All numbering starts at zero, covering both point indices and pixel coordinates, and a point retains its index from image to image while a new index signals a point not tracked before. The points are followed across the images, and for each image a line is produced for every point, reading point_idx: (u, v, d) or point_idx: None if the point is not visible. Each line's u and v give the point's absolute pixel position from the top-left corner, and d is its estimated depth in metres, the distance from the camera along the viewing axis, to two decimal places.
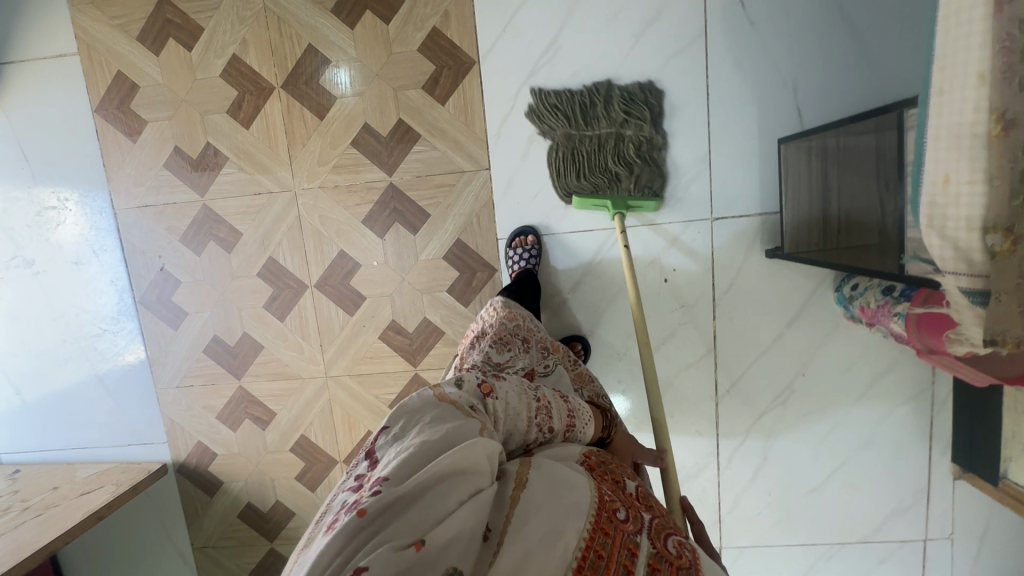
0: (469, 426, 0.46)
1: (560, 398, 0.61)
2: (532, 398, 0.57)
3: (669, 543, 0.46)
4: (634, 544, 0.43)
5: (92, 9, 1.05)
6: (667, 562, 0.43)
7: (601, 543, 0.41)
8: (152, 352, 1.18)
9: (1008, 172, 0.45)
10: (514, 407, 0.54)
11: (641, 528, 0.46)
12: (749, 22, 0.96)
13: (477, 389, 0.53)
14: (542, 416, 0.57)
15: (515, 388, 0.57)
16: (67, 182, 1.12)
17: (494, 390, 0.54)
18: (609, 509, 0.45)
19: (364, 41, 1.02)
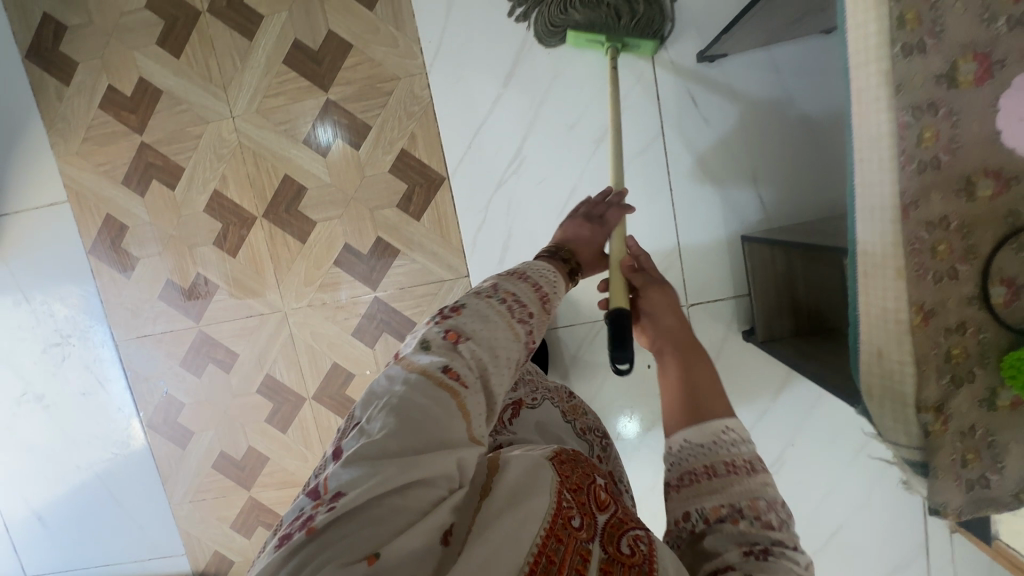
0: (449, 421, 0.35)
1: (533, 293, 0.46)
2: (498, 306, 0.43)
3: (623, 541, 0.37)
4: (589, 550, 0.35)
5: (78, 159, 1.10)
6: (620, 564, 0.35)
7: (553, 550, 0.33)
8: (164, 471, 1.22)
9: (932, 357, 0.48)
10: (490, 333, 0.40)
11: (594, 534, 0.36)
12: (704, 120, 1.00)
13: (444, 343, 0.38)
14: (518, 321, 0.43)
15: (479, 307, 0.41)
16: (69, 319, 1.17)
17: (465, 334, 0.39)
18: (560, 515, 0.35)
19: (337, 167, 1.06)
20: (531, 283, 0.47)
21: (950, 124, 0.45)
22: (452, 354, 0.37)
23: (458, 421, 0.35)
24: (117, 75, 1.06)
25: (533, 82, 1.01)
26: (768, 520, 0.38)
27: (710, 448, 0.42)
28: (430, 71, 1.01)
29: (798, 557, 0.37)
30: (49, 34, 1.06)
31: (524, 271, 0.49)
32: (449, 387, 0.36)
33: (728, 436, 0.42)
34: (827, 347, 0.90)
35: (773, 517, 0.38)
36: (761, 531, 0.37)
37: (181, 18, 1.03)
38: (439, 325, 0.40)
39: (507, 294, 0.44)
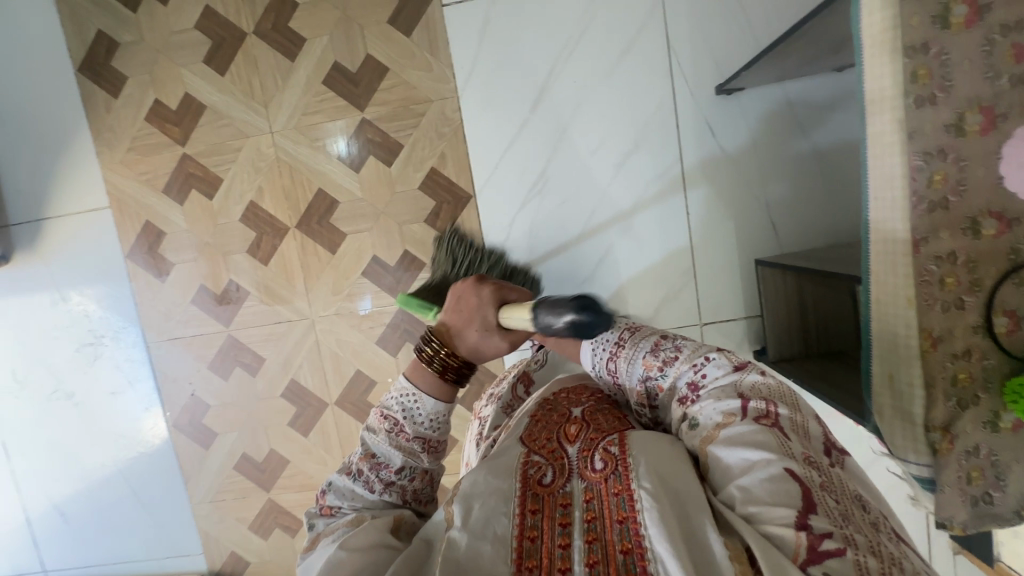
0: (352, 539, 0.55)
1: (391, 441, 0.60)
2: (355, 481, 0.60)
3: (595, 459, 0.53)
4: (566, 497, 0.51)
5: (122, 167, 1.15)
6: (595, 487, 0.51)
7: (532, 524, 0.48)
8: (187, 470, 1.26)
9: (939, 380, 0.52)
10: (355, 499, 0.60)
11: (569, 475, 0.53)
12: (720, 148, 1.05)
13: (326, 517, 0.60)
14: (373, 482, 0.60)
15: (345, 485, 0.61)
16: (103, 320, 1.22)
17: (337, 506, 0.60)
18: (533, 482, 0.52)
19: (369, 183, 1.11)
20: (388, 433, 0.61)
21: (958, 169, 0.50)
22: (333, 518, 0.59)
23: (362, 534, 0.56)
24: (164, 89, 1.12)
25: (559, 108, 1.06)
26: (666, 362, 0.61)
27: (604, 351, 0.67)
28: (461, 94, 1.07)
29: (715, 365, 0.57)
30: (101, 49, 1.11)
31: (382, 416, 0.61)
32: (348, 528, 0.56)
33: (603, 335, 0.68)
34: (839, 369, 0.94)
35: (670, 355, 0.61)
36: (671, 374, 0.60)
37: (227, 38, 1.09)
38: (320, 504, 0.61)
39: (362, 462, 0.60)
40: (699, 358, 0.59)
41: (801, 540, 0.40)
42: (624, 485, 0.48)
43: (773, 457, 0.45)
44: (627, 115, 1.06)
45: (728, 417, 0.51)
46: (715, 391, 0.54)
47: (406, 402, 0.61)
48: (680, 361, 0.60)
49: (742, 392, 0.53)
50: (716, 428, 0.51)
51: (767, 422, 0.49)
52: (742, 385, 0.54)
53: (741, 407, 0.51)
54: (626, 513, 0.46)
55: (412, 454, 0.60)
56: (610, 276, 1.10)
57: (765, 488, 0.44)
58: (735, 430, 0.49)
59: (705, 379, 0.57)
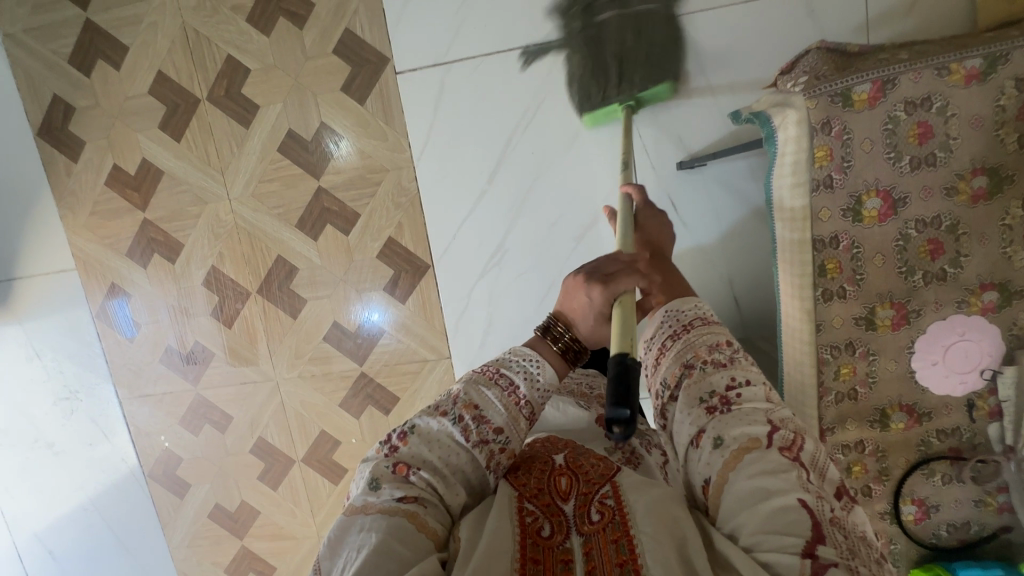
0: (407, 538, 0.47)
1: (500, 400, 0.56)
2: (450, 425, 0.54)
3: (592, 511, 0.49)
4: (567, 552, 0.47)
5: (85, 231, 1.16)
6: (596, 536, 0.48)
7: (533, 572, 0.45)
8: (163, 517, 1.30)
9: None
10: (439, 451, 0.54)
11: (568, 531, 0.49)
12: (682, 223, 1.02)
13: (393, 475, 0.52)
14: (471, 435, 0.54)
15: (433, 426, 0.55)
16: (77, 375, 1.24)
17: (412, 465, 0.52)
18: (531, 532, 0.48)
19: (327, 250, 1.10)
20: (501, 391, 0.56)
21: None
22: (401, 484, 0.51)
23: (417, 538, 0.48)
24: (122, 154, 1.11)
25: (519, 178, 1.03)
26: (714, 360, 0.56)
27: (666, 329, 0.63)
28: (417, 164, 1.04)
29: (753, 388, 0.53)
30: (58, 114, 1.10)
31: (497, 372, 0.58)
32: (405, 509, 0.49)
33: (674, 313, 0.64)
34: None
35: (718, 359, 0.56)
36: (712, 369, 0.55)
37: (182, 104, 1.07)
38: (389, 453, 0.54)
39: (466, 412, 0.55)
40: (742, 374, 0.55)
41: (806, 565, 0.40)
42: (624, 531, 0.47)
43: (786, 490, 0.44)
44: (588, 186, 1.02)
45: (753, 441, 0.48)
46: (745, 411, 0.51)
47: (527, 366, 0.58)
48: (729, 366, 0.56)
49: (772, 419, 0.51)
50: (736, 453, 0.48)
51: (790, 454, 0.48)
52: (773, 412, 0.52)
53: (768, 433, 0.49)
54: (627, 556, 0.45)
55: (515, 418, 0.56)
56: None
57: (776, 525, 0.43)
58: (757, 456, 0.47)
59: (738, 397, 0.53)
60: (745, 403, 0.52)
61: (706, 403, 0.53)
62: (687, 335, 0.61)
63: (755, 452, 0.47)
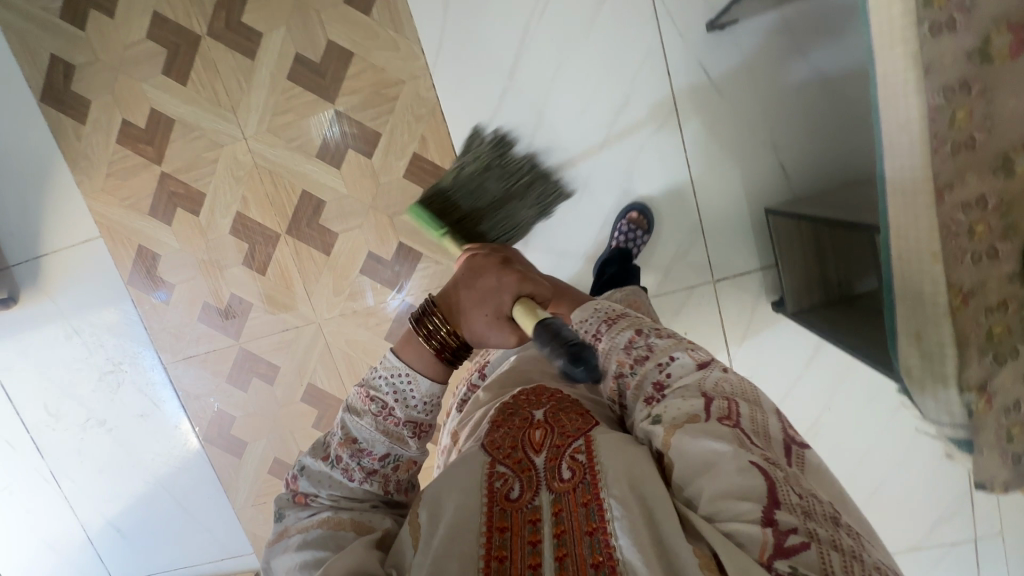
0: (328, 543, 0.47)
1: (374, 426, 0.50)
2: (331, 467, 0.51)
3: (562, 467, 0.46)
4: (536, 512, 0.44)
5: (104, 195, 1.13)
6: (566, 497, 0.44)
7: (500, 544, 0.43)
8: (225, 479, 1.30)
9: (972, 337, 0.48)
10: (331, 488, 0.51)
11: (537, 487, 0.46)
12: (718, 91, 0.97)
13: (297, 505, 0.51)
14: (354, 469, 0.50)
15: (317, 466, 0.52)
16: (118, 347, 1.23)
17: (310, 493, 0.51)
18: (499, 497, 0.46)
19: (352, 178, 1.07)
20: (375, 417, 0.50)
21: (983, 102, 0.44)
22: (306, 511, 0.50)
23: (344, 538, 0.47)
24: (130, 107, 1.08)
25: (540, 71, 0.99)
26: (638, 355, 0.51)
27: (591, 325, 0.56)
28: (433, 70, 1.00)
29: (681, 363, 0.49)
30: (58, 75, 1.07)
31: (368, 396, 0.50)
32: (319, 524, 0.48)
33: (601, 309, 0.58)
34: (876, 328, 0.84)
35: (641, 353, 0.51)
36: (641, 367, 0.50)
37: (182, 45, 1.03)
38: (290, 489, 0.52)
39: (343, 449, 0.50)
40: (666, 355, 0.50)
41: (767, 536, 0.35)
42: (593, 494, 0.43)
43: (731, 455, 0.39)
44: (613, 68, 0.98)
45: (688, 416, 0.44)
46: (678, 391, 0.47)
47: (397, 384, 0.49)
48: (653, 356, 0.50)
49: (706, 391, 0.46)
50: (677, 426, 0.43)
51: (730, 424, 0.42)
52: (706, 382, 0.47)
53: (704, 406, 0.44)
54: (595, 524, 0.41)
55: (398, 438, 0.50)
56: None
57: (726, 493, 0.38)
58: (694, 429, 0.42)
59: (670, 379, 0.48)
60: (677, 384, 0.48)
61: (644, 397, 0.49)
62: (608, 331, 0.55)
63: (693, 429, 0.42)
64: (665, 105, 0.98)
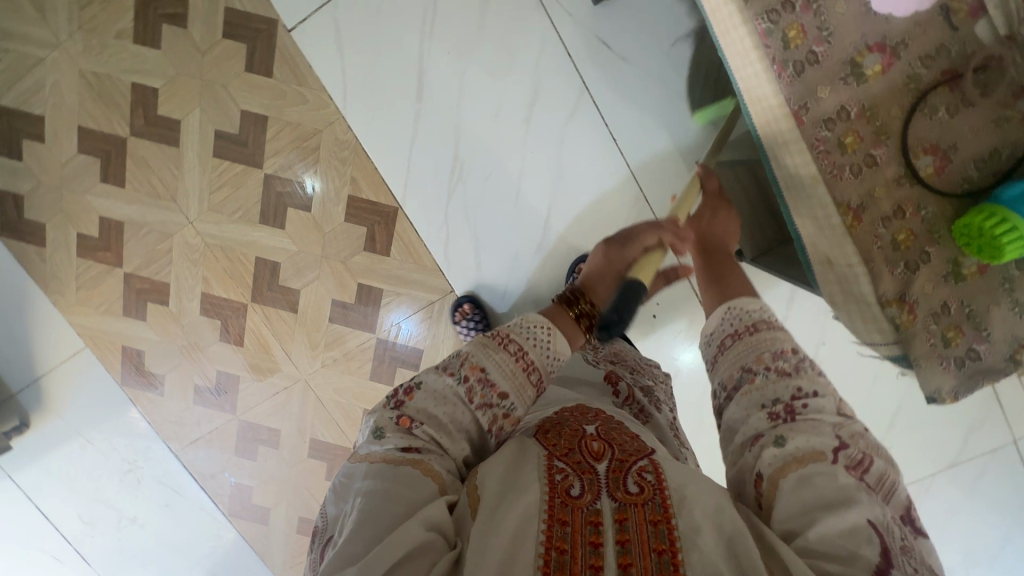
0: (415, 485, 0.44)
1: (509, 365, 0.51)
2: (455, 385, 0.50)
3: (628, 480, 0.45)
4: (597, 514, 0.43)
5: (80, 306, 1.18)
6: (631, 507, 0.43)
7: (561, 535, 0.41)
8: (258, 549, 1.32)
9: (876, 250, 0.54)
10: (444, 409, 0.49)
11: (599, 492, 0.45)
12: (622, 59, 0.96)
13: (398, 429, 0.48)
14: (475, 396, 0.50)
15: (438, 383, 0.50)
16: (130, 446, 1.27)
17: (416, 418, 0.48)
18: (560, 492, 0.44)
19: (298, 233, 1.09)
20: (512, 357, 0.52)
21: (813, 15, 0.52)
22: (406, 438, 0.47)
23: (426, 485, 0.44)
24: (81, 220, 1.12)
25: (444, 87, 0.99)
26: (778, 367, 0.50)
27: (730, 323, 0.56)
28: (345, 113, 1.02)
29: (824, 403, 0.48)
30: (9, 207, 1.12)
31: (506, 337, 0.53)
32: (409, 460, 0.45)
33: (732, 312, 0.57)
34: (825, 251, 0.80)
35: (784, 368, 0.50)
36: (776, 378, 0.50)
37: (111, 149, 1.07)
38: (395, 409, 0.49)
39: (471, 374, 0.50)
40: (810, 385, 0.49)
41: None
42: (664, 514, 0.42)
43: (855, 508, 0.40)
44: (514, 64, 0.97)
45: (820, 451, 0.44)
46: (811, 421, 0.46)
47: (537, 334, 0.54)
48: (795, 376, 0.49)
49: (840, 434, 0.45)
50: (798, 461, 0.44)
51: (857, 475, 0.43)
52: (845, 428, 0.46)
53: (835, 449, 0.44)
54: (665, 544, 0.40)
55: (524, 384, 0.52)
56: (568, 233, 1.05)
57: (831, 536, 0.40)
58: (819, 469, 0.43)
59: (805, 407, 0.47)
60: (813, 416, 0.47)
61: (769, 411, 0.48)
62: (751, 335, 0.54)
63: (826, 469, 0.43)
64: (576, 85, 0.98)
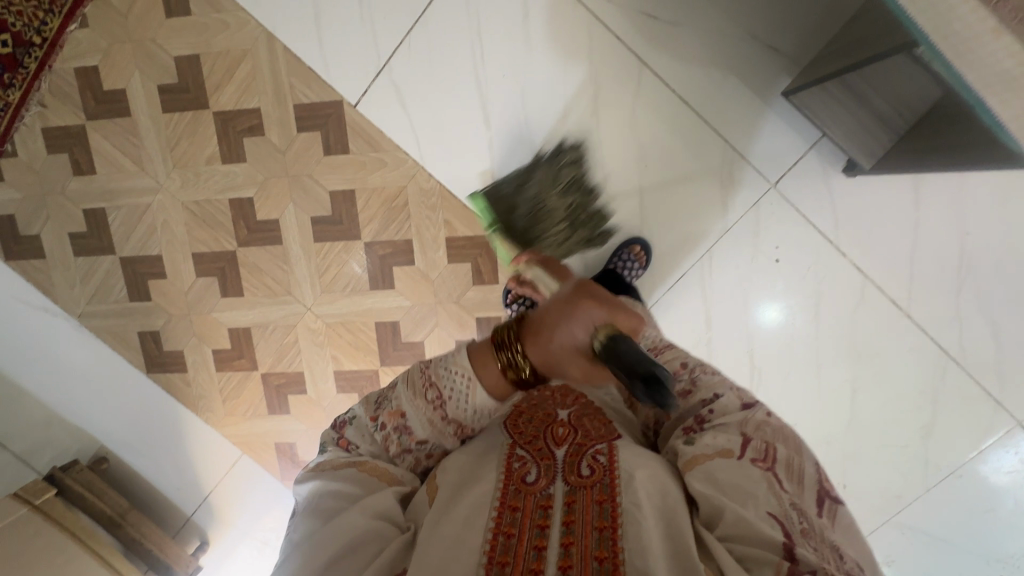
0: (360, 483, 0.53)
1: (426, 413, 0.56)
2: (378, 430, 0.57)
3: (582, 465, 0.52)
4: (548, 498, 0.50)
5: (229, 417, 1.24)
6: (580, 491, 0.50)
7: (510, 521, 0.48)
8: None
9: None
10: (372, 445, 0.57)
11: (553, 477, 0.52)
12: (670, 23, 0.97)
13: (338, 447, 0.58)
14: (393, 441, 0.57)
15: (366, 421, 0.58)
16: None
17: (353, 442, 0.58)
18: (516, 479, 0.51)
19: (408, 288, 1.13)
20: (429, 404, 0.56)
21: None
22: (347, 455, 0.57)
23: (375, 483, 0.54)
24: (212, 337, 1.20)
25: (508, 108, 1.03)
26: (681, 391, 0.60)
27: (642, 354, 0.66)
28: (424, 163, 1.07)
29: (725, 405, 0.56)
30: (151, 344, 1.22)
31: (428, 378, 0.57)
32: (352, 463, 0.55)
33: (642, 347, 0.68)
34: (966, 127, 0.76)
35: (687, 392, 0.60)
36: (685, 404, 0.59)
37: (225, 265, 1.15)
38: (336, 430, 0.59)
39: (392, 420, 0.57)
40: (710, 392, 0.58)
41: (782, 562, 0.41)
42: (610, 495, 0.48)
43: (756, 503, 0.46)
44: (567, 65, 1.01)
45: (723, 447, 0.52)
46: (718, 425, 0.54)
47: (456, 380, 0.55)
48: (697, 394, 0.59)
49: (744, 431, 0.53)
50: (704, 454, 0.52)
51: (762, 464, 0.50)
52: (747, 423, 0.54)
53: (741, 443, 0.52)
54: (607, 522, 0.46)
55: (442, 432, 0.57)
56: (664, 206, 1.06)
57: (741, 517, 0.45)
58: (724, 460, 0.50)
59: (711, 414, 0.56)
60: (720, 418, 0.55)
61: (685, 425, 0.57)
62: None
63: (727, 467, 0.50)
64: (633, 64, 0.99)
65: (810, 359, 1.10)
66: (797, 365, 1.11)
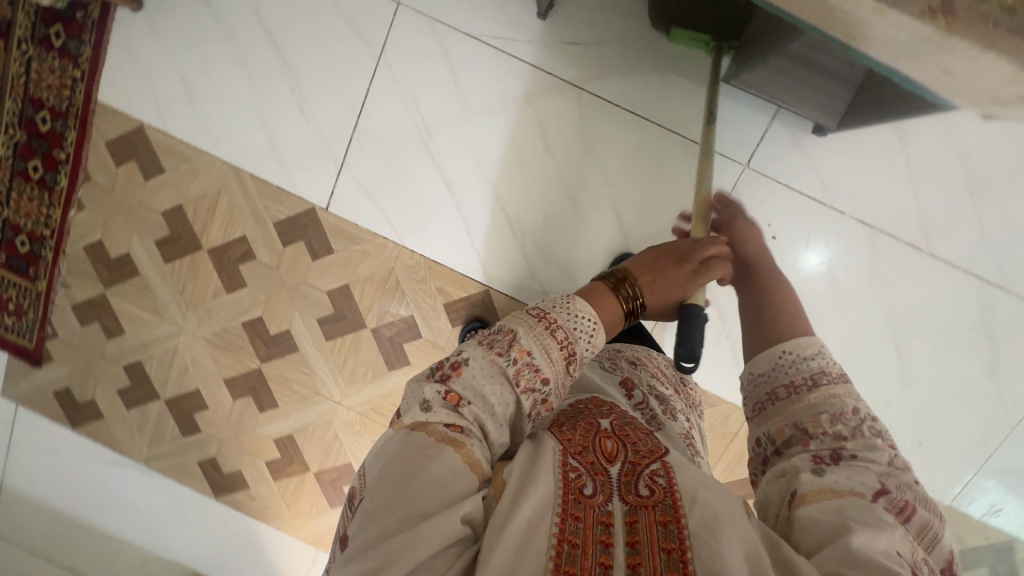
0: (457, 469, 0.44)
1: (554, 356, 0.49)
2: (503, 367, 0.47)
3: (640, 484, 0.47)
4: (608, 514, 0.45)
5: (297, 519, 1.30)
6: (641, 509, 0.45)
7: (573, 530, 0.43)
8: None
9: None
10: (493, 396, 0.47)
11: (611, 493, 0.47)
12: (596, 48, 1.01)
13: (444, 403, 0.46)
14: (521, 380, 0.48)
15: (486, 362, 0.47)
16: None
17: (465, 396, 0.46)
18: (573, 489, 0.46)
19: (422, 360, 1.15)
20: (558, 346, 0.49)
21: None
22: (454, 415, 0.46)
23: (464, 472, 0.44)
24: (262, 450, 1.27)
25: (466, 166, 1.06)
26: (835, 431, 0.52)
27: (779, 372, 0.58)
28: (404, 242, 1.10)
29: (876, 456, 0.50)
30: (212, 470, 1.30)
31: (551, 318, 0.50)
32: (452, 438, 0.45)
33: (787, 358, 0.58)
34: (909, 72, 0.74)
35: (841, 432, 0.52)
36: (832, 441, 0.51)
37: (255, 382, 1.22)
38: (441, 382, 0.47)
39: (522, 359, 0.48)
40: (870, 447, 0.50)
41: None
42: (674, 515, 0.44)
43: (885, 540, 0.41)
44: (509, 111, 1.03)
45: (857, 490, 0.46)
46: (857, 466, 0.48)
47: (582, 321, 0.51)
48: (853, 439, 0.51)
49: (885, 484, 0.47)
50: (838, 495, 0.46)
51: (900, 521, 0.44)
52: (891, 481, 0.47)
53: (879, 495, 0.46)
54: (674, 544, 0.42)
55: (564, 375, 0.50)
56: (644, 214, 1.05)
57: (867, 557, 0.40)
58: (860, 504, 0.44)
59: (852, 455, 0.50)
60: (862, 464, 0.49)
61: (816, 454, 0.51)
62: (808, 390, 0.55)
63: (865, 506, 0.44)
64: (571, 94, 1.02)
65: (840, 327, 1.03)
66: (830, 335, 1.03)
